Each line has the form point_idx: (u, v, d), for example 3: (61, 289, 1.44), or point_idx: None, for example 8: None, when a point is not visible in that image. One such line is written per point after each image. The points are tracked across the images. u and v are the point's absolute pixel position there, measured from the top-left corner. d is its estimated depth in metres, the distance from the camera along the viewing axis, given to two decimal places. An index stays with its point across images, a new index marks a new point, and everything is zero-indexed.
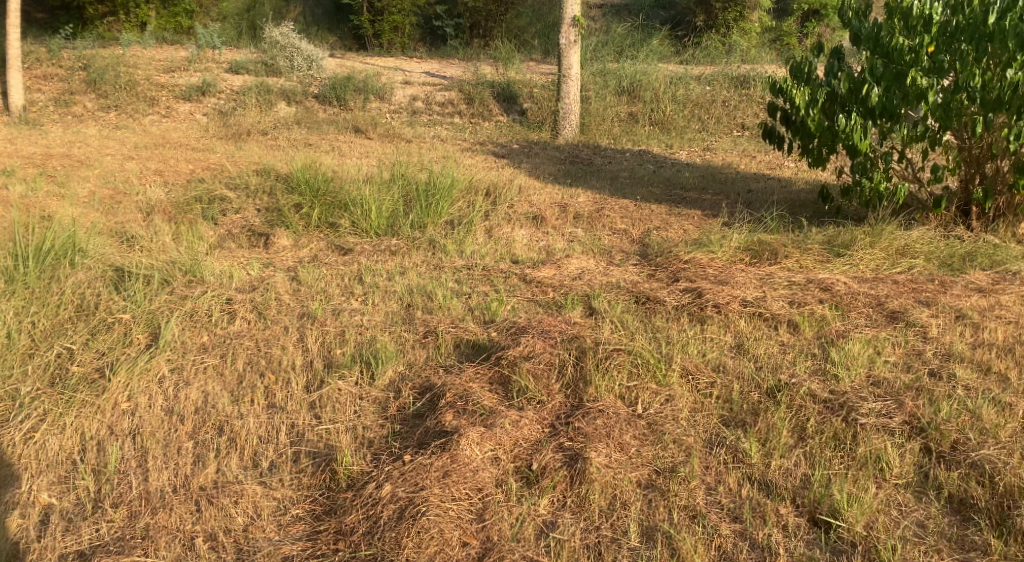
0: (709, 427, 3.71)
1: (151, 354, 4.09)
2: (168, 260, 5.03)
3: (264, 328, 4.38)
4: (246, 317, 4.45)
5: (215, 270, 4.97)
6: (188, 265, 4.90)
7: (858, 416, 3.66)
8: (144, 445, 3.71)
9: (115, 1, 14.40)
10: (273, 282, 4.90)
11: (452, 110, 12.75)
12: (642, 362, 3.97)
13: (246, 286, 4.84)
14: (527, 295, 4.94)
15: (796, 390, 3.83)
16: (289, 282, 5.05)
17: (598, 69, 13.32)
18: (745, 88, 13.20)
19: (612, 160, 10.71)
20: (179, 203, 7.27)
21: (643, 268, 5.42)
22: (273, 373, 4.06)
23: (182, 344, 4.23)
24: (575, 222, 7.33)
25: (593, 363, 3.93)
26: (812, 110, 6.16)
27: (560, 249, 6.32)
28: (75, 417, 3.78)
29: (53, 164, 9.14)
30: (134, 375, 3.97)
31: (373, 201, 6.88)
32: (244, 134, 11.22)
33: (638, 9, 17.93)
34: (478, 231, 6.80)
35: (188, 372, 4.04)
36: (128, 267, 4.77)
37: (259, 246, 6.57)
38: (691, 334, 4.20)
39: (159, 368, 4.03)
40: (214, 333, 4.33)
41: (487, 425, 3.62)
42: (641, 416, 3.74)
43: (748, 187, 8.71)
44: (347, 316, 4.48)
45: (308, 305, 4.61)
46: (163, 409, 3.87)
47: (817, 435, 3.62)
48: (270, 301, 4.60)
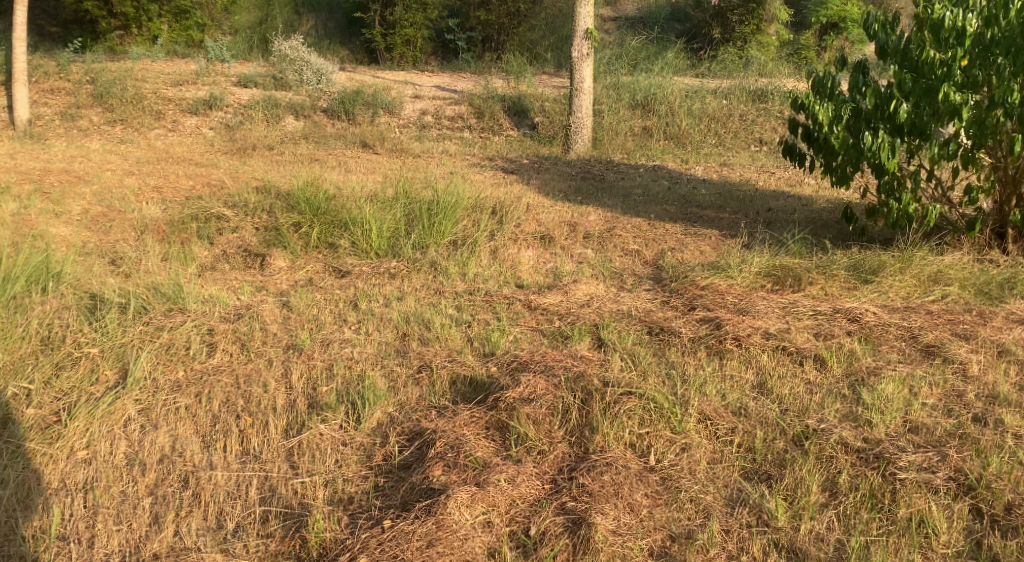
0: (729, 481, 3.38)
1: (118, 394, 3.84)
2: (149, 287, 4.80)
3: (247, 361, 4.11)
4: (227, 350, 4.19)
5: (197, 297, 4.73)
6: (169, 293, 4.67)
7: (896, 471, 3.32)
8: (96, 503, 3.40)
9: (127, 15, 14.27)
10: (262, 309, 4.63)
11: (462, 125, 12.50)
12: (655, 408, 3.65)
13: (231, 313, 4.56)
14: (530, 324, 4.64)
15: (826, 438, 3.49)
16: (277, 308, 4.78)
17: (611, 82, 13.02)
18: (763, 102, 12.89)
19: (624, 176, 10.40)
20: (174, 221, 7.01)
21: (656, 294, 5.11)
22: (248, 415, 3.77)
23: (153, 381, 3.96)
24: (584, 243, 7.02)
25: (601, 408, 3.62)
26: (836, 127, 5.83)
27: (569, 272, 6.02)
28: (20, 470, 3.49)
29: (51, 179, 8.92)
30: (96, 418, 3.70)
31: (375, 220, 6.61)
32: (250, 148, 10.99)
33: (652, 22, 17.67)
34: (483, 252, 6.51)
35: (158, 414, 3.77)
36: (103, 296, 4.55)
37: (255, 267, 6.30)
38: (709, 372, 3.89)
39: (125, 410, 3.77)
40: (191, 367, 4.07)
41: (480, 482, 3.30)
42: (653, 470, 3.42)
43: (767, 206, 8.38)
44: (336, 348, 4.19)
45: (297, 336, 4.33)
46: (124, 457, 3.60)
47: (850, 493, 3.28)
48: (255, 332, 4.33)
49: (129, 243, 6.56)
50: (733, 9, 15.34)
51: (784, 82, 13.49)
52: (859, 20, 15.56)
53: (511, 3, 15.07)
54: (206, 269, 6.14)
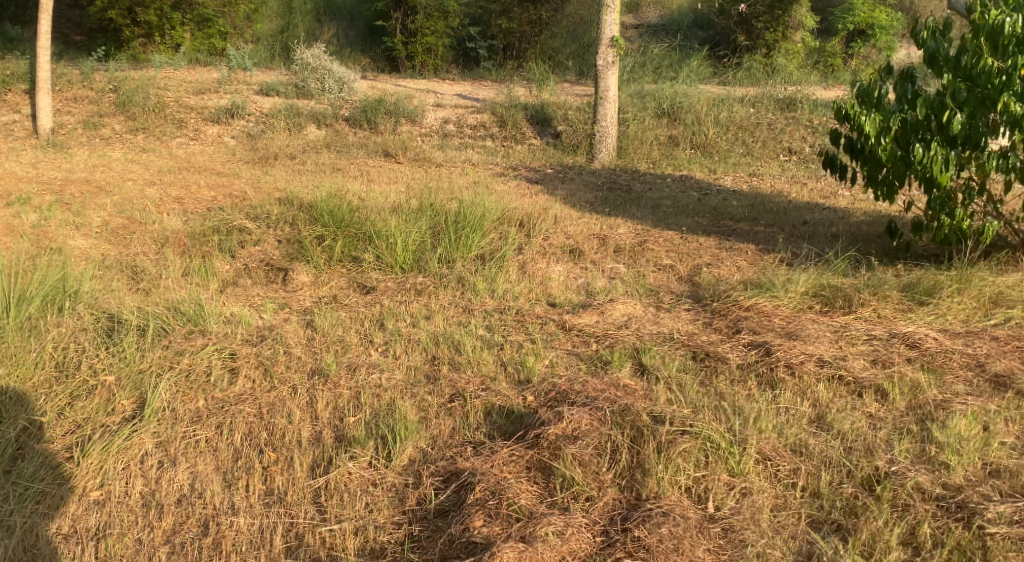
0: (797, 532, 3.15)
1: (134, 427, 3.66)
2: (170, 305, 4.60)
3: (270, 388, 3.90)
4: (250, 375, 3.98)
5: (219, 316, 4.52)
6: (190, 314, 4.46)
7: (985, 523, 3.08)
8: (108, 553, 3.26)
9: (151, 23, 14.20)
10: (285, 330, 4.43)
11: (484, 133, 12.28)
12: (712, 449, 3.42)
13: (254, 335, 4.36)
14: (566, 347, 4.41)
15: (900, 484, 3.26)
16: (298, 328, 4.56)
17: (635, 90, 12.84)
18: (792, 111, 12.54)
19: (652, 186, 10.14)
20: (196, 233, 6.84)
21: (696, 315, 4.87)
22: (273, 450, 3.59)
23: (172, 411, 3.77)
24: (616, 257, 6.78)
25: (654, 449, 3.41)
26: (883, 139, 5.58)
27: (602, 289, 5.78)
28: (29, 516, 3.39)
29: (72, 189, 8.78)
30: (110, 455, 3.54)
31: (401, 233, 6.40)
32: (271, 158, 10.84)
33: (675, 29, 17.41)
34: (511, 266, 6.27)
35: (177, 449, 3.59)
36: (121, 317, 4.35)
37: (277, 282, 6.10)
38: (764, 406, 3.67)
39: (142, 445, 3.59)
40: (212, 395, 3.87)
41: (526, 536, 3.08)
42: (713, 520, 3.19)
43: (802, 219, 8.11)
44: (364, 373, 3.97)
45: (322, 358, 4.12)
46: (141, 498, 3.45)
47: (935, 550, 3.05)
48: (279, 355, 4.12)
49: (150, 257, 6.39)
50: (757, 16, 15.00)
51: (812, 91, 13.15)
52: (887, 26, 15.13)
53: (532, 10, 14.88)
54: (228, 284, 5.95)
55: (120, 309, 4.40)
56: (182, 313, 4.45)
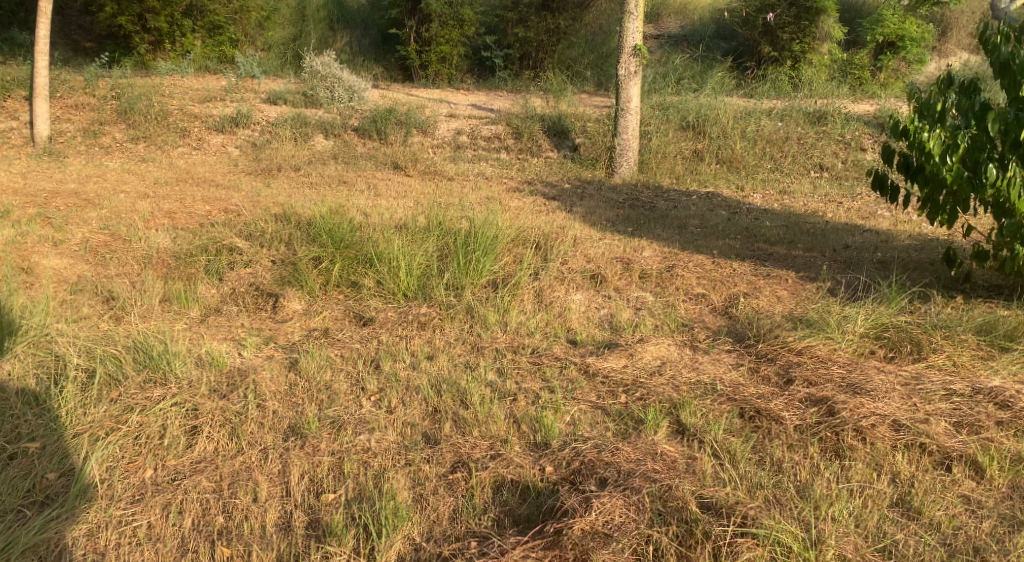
0: None
1: (53, 516, 3.17)
2: (132, 341, 4.10)
3: (236, 453, 3.48)
4: (212, 437, 3.54)
5: (184, 359, 4.02)
6: (152, 356, 3.98)
7: None
8: None
9: (161, 29, 13.70)
10: (260, 375, 3.90)
11: (498, 145, 11.66)
12: (781, 553, 2.91)
13: (222, 381, 3.87)
14: (591, 397, 3.81)
15: None
16: (274, 371, 3.97)
17: (657, 102, 12.22)
18: (823, 124, 11.84)
19: (677, 203, 9.50)
20: (182, 254, 6.25)
21: (739, 358, 4.24)
22: (226, 543, 3.12)
23: (111, 487, 3.33)
24: (641, 283, 6.15)
25: (709, 555, 2.90)
26: (950, 158, 5.04)
27: (628, 322, 5.14)
28: None
29: (58, 202, 8.20)
30: (23, 543, 3.05)
31: (405, 255, 5.81)
32: (275, 169, 10.26)
33: (697, 40, 16.77)
34: (526, 294, 5.65)
35: (107, 537, 3.13)
36: (68, 362, 3.89)
37: (265, 310, 5.51)
38: (835, 491, 3.14)
39: (69, 530, 3.14)
40: (162, 464, 3.45)
41: None
42: None
43: (843, 243, 7.45)
44: (349, 437, 3.50)
45: (303, 412, 3.66)
46: None
47: None
48: (248, 412, 3.65)
49: (128, 280, 5.82)
50: (783, 26, 14.29)
51: (842, 104, 12.46)
52: (918, 38, 14.51)
53: (550, 19, 14.31)
54: (208, 313, 5.36)
55: (69, 351, 3.95)
56: (143, 355, 3.97)
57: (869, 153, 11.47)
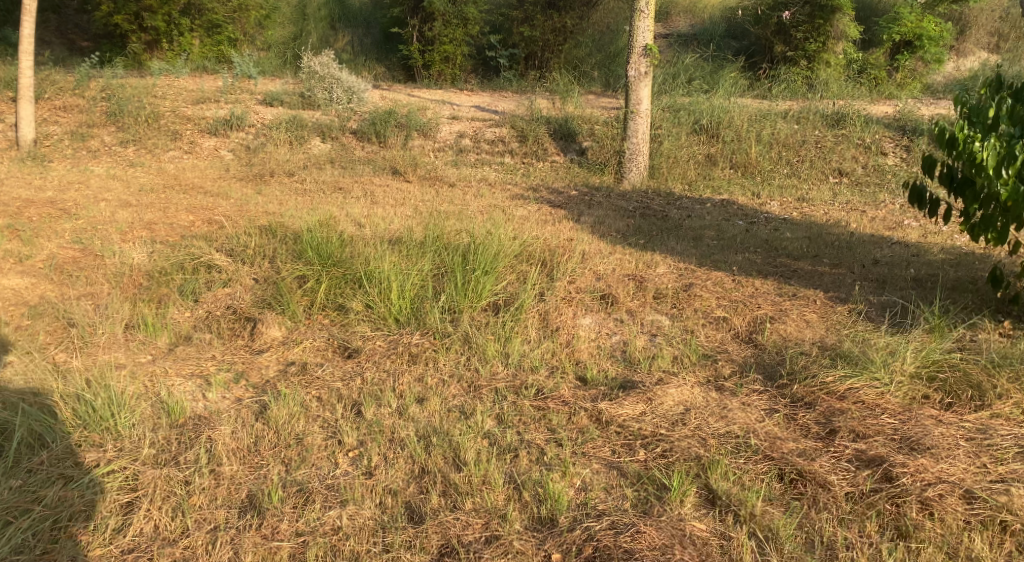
0: None
1: None
2: (75, 391, 3.72)
3: (180, 535, 3.08)
4: (148, 516, 3.14)
5: (134, 411, 3.65)
6: (94, 412, 3.60)
7: None
8: None
9: (158, 28, 13.21)
10: (218, 430, 3.52)
11: (502, 148, 11.12)
12: None
13: (174, 440, 3.50)
14: (606, 454, 3.35)
15: None
16: (233, 424, 3.57)
17: (667, 104, 11.68)
18: (841, 127, 11.29)
19: (690, 212, 8.98)
20: (156, 271, 5.71)
21: (773, 401, 3.74)
22: None
23: None
24: (656, 304, 5.63)
25: None
26: (1005, 171, 4.45)
27: (642, 353, 4.63)
28: None
29: (33, 212, 7.70)
30: None
31: (398, 275, 5.30)
32: (268, 175, 9.76)
33: (707, 39, 16.21)
34: (530, 318, 5.13)
35: None
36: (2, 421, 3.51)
37: (242, 337, 5.00)
38: None
39: None
40: (81, 555, 3.00)
41: None
42: None
43: (872, 257, 6.91)
44: (317, 513, 3.09)
45: (265, 480, 3.27)
46: None
47: None
48: (197, 482, 3.27)
49: (93, 302, 5.31)
50: (796, 25, 13.69)
51: (861, 106, 11.89)
52: (936, 37, 13.94)
53: (556, 18, 13.76)
54: (177, 342, 4.86)
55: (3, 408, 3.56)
56: (85, 411, 3.59)
57: (890, 158, 10.92)
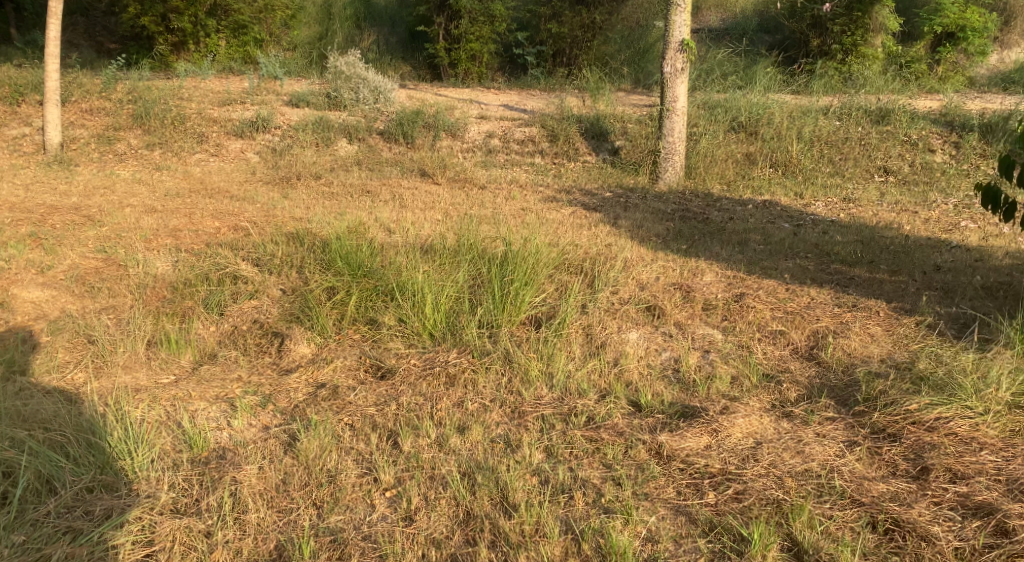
0: None
1: None
2: (89, 426, 3.47)
3: None
4: None
5: (151, 449, 3.41)
6: (108, 451, 3.36)
7: None
8: None
9: (185, 29, 13.03)
10: (244, 470, 3.28)
11: (533, 149, 10.80)
12: None
13: (194, 483, 3.26)
14: (671, 495, 3.16)
15: None
16: (259, 461, 3.34)
17: (702, 101, 11.30)
18: (886, 123, 10.80)
19: (733, 214, 8.60)
20: (180, 282, 5.45)
21: (848, 431, 3.49)
22: None
23: None
24: (705, 316, 5.28)
25: None
26: None
27: (698, 373, 4.29)
28: None
29: (55, 219, 7.47)
30: None
31: (432, 287, 5.00)
32: (294, 178, 9.50)
33: (739, 34, 15.78)
34: (572, 334, 4.82)
35: None
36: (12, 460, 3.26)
37: (269, 353, 4.74)
38: None
39: None
40: None
41: None
42: None
43: (931, 263, 6.52)
44: None
45: (296, 529, 3.05)
46: None
47: None
48: (220, 534, 3.03)
49: (115, 316, 5.04)
50: (834, 18, 13.18)
51: (906, 100, 11.36)
52: (980, 28, 13.42)
53: (585, 14, 13.42)
54: (202, 360, 4.59)
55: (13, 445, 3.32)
56: (99, 449, 3.35)
57: (939, 155, 10.46)
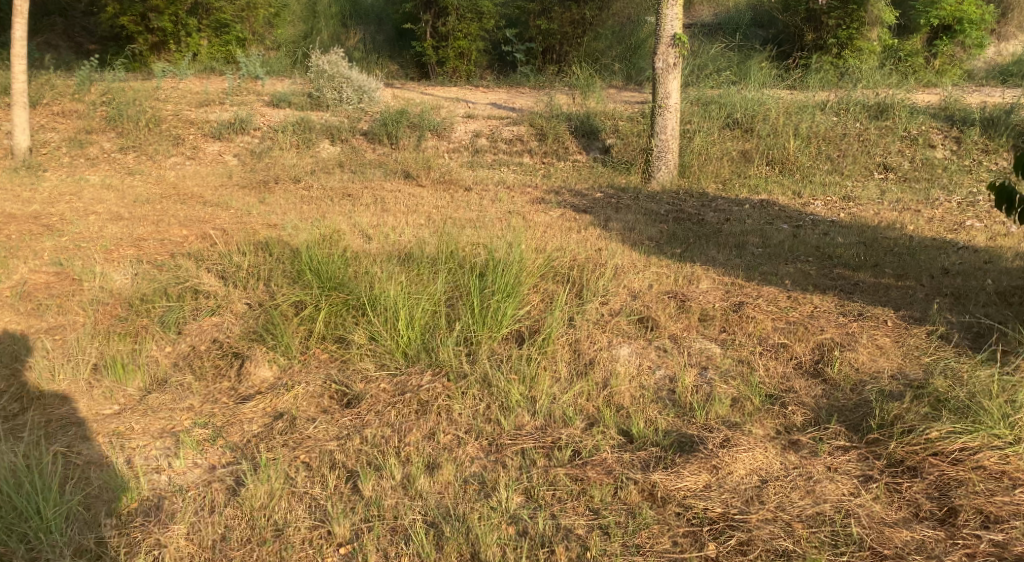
0: None
1: None
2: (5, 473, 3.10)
3: None
4: None
5: (65, 508, 3.04)
6: (18, 509, 3.00)
7: None
8: None
9: (166, 29, 12.60)
10: (173, 531, 2.99)
11: (521, 148, 10.42)
12: None
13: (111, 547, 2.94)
14: (666, 545, 2.90)
15: None
16: (188, 518, 3.05)
17: (695, 97, 10.92)
18: (885, 118, 10.44)
19: (728, 215, 8.24)
20: (136, 297, 5.05)
21: (860, 465, 3.23)
22: None
23: None
24: (702, 328, 4.92)
25: None
26: None
27: (696, 396, 3.91)
28: None
29: (15, 229, 7.04)
30: None
31: (406, 301, 4.61)
32: (272, 182, 9.08)
33: (733, 29, 15.40)
34: (558, 351, 4.44)
35: None
36: None
37: (228, 378, 4.37)
38: None
39: None
40: None
41: None
42: None
43: (940, 265, 6.15)
44: None
45: None
46: None
47: None
48: None
49: (61, 338, 4.65)
50: (828, 11, 12.79)
51: (904, 94, 10.99)
52: (977, 20, 13.04)
53: (575, 9, 13.04)
54: (150, 388, 4.26)
55: None
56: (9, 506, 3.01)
57: (939, 151, 10.11)
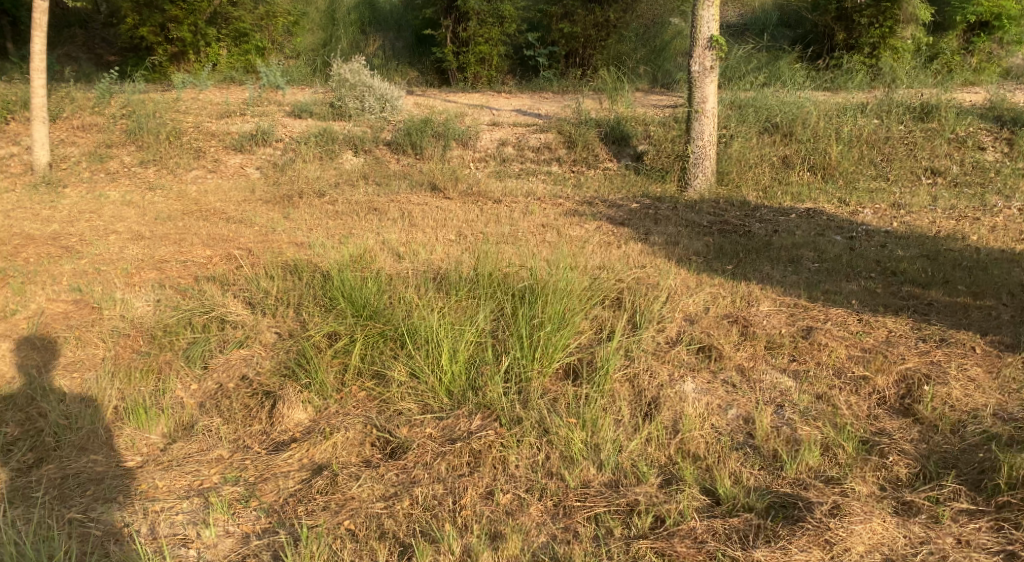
0: None
1: None
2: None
3: None
4: None
5: None
6: None
7: None
8: None
9: (185, 40, 12.28)
10: None
11: (549, 156, 10.03)
12: None
13: None
14: None
15: None
16: None
17: (729, 99, 10.47)
18: (930, 120, 9.96)
19: (775, 225, 7.80)
20: (161, 327, 4.71)
21: (995, 537, 3.17)
22: None
23: None
24: (770, 358, 4.39)
25: None
26: None
27: (777, 439, 3.69)
28: None
29: (30, 252, 6.71)
30: None
31: (449, 332, 4.23)
32: (295, 196, 8.71)
33: (759, 29, 14.93)
34: (618, 390, 4.02)
35: None
36: None
37: (259, 420, 4.03)
38: None
39: None
40: None
41: None
42: None
43: (1016, 282, 5.70)
44: None
45: None
46: None
47: None
48: None
49: (81, 375, 4.32)
50: (861, 10, 12.25)
51: (947, 93, 10.50)
52: (1017, 15, 12.50)
53: (598, 12, 12.59)
54: (176, 435, 3.94)
55: None
56: None
57: (989, 153, 9.61)
